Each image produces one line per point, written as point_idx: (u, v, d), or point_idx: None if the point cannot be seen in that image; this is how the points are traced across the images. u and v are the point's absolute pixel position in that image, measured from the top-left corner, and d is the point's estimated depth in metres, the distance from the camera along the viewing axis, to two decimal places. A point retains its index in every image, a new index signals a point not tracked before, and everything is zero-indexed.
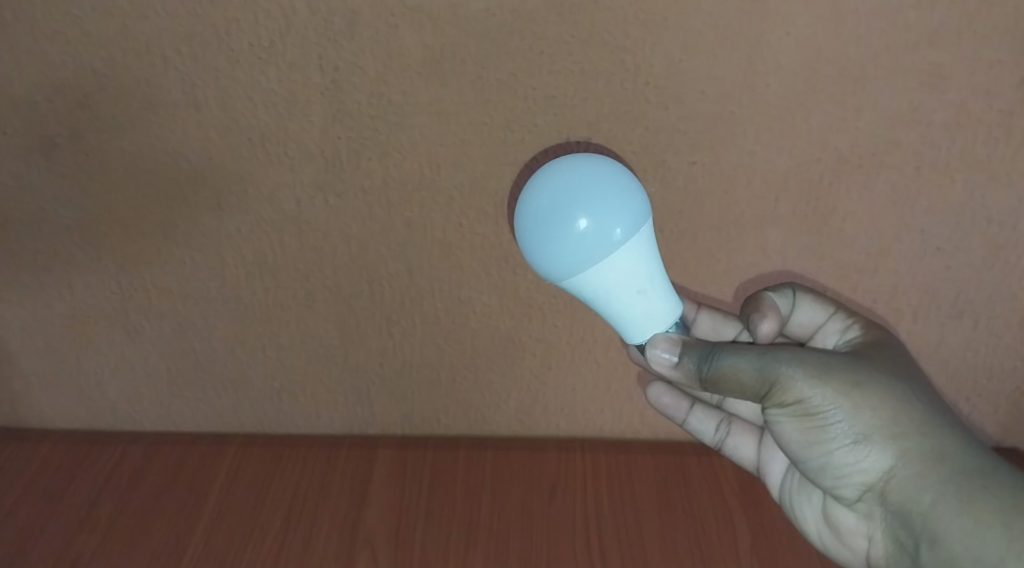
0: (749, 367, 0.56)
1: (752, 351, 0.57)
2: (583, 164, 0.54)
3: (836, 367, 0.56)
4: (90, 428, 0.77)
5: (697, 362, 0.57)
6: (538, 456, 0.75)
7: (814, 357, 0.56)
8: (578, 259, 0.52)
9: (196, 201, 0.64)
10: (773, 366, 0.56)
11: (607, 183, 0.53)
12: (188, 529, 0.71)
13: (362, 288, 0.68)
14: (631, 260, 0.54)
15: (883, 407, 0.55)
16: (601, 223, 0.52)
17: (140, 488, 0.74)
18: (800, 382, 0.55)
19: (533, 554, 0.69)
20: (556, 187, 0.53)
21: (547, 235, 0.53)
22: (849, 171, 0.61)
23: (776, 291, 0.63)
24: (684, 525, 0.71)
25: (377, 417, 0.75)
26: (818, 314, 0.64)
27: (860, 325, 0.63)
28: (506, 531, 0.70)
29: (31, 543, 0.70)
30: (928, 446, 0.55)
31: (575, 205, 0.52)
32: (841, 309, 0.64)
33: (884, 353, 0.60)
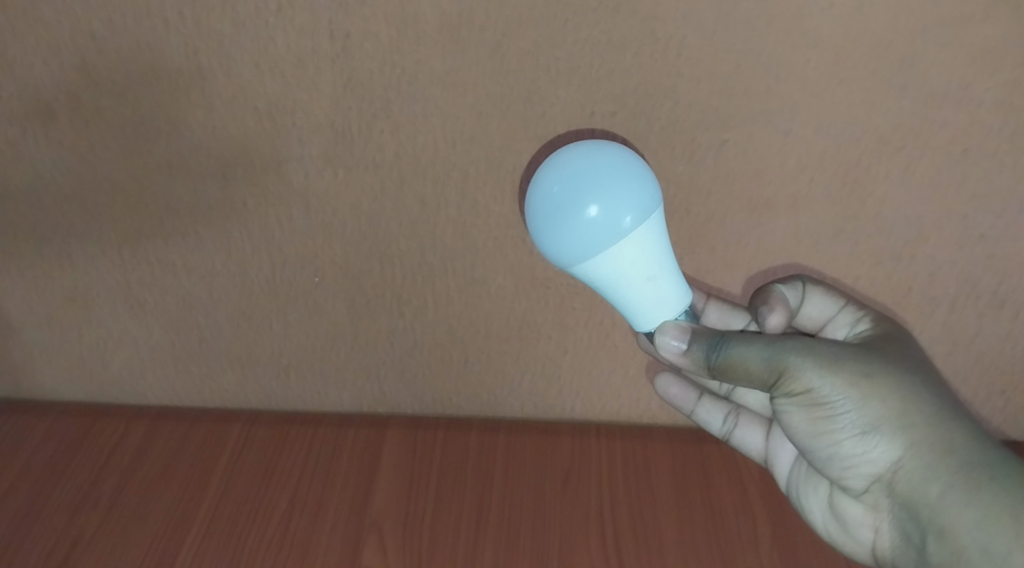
0: (759, 356, 0.53)
1: (761, 340, 0.54)
2: (591, 147, 0.51)
3: (844, 357, 0.54)
4: (93, 402, 0.75)
5: (706, 351, 0.54)
6: (553, 440, 0.72)
7: (823, 346, 0.54)
8: (585, 246, 0.50)
9: (200, 172, 0.61)
10: (782, 355, 0.53)
11: (616, 168, 0.50)
12: (193, 509, 0.68)
13: (373, 265, 0.65)
14: (641, 249, 0.51)
15: (893, 397, 0.53)
16: (611, 210, 0.49)
17: (143, 464, 0.72)
18: (809, 371, 0.53)
19: (547, 542, 0.66)
20: (563, 169, 0.50)
21: (554, 222, 0.50)
22: (890, 152, 0.58)
23: (789, 285, 0.60)
24: (702, 515, 0.68)
25: (387, 395, 0.73)
26: (827, 308, 0.61)
27: (869, 320, 0.60)
28: (519, 518, 0.67)
29: (32, 520, 0.68)
30: (937, 436, 0.52)
31: (583, 191, 0.49)
32: (848, 303, 0.61)
33: (894, 343, 0.57)
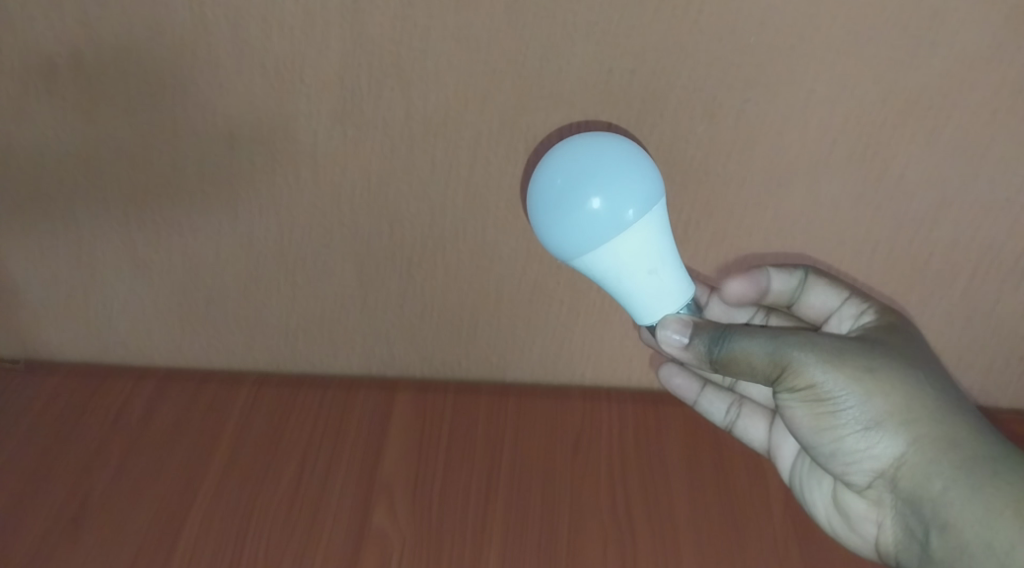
0: (762, 351, 0.52)
1: (763, 333, 0.52)
2: (594, 140, 0.51)
3: (847, 351, 0.52)
4: (99, 364, 0.75)
5: (708, 344, 0.53)
6: (562, 404, 0.71)
7: (825, 340, 0.52)
8: (589, 239, 0.49)
9: (205, 130, 0.59)
10: (786, 349, 0.51)
11: (619, 161, 0.50)
12: (200, 469, 0.67)
13: (382, 227, 0.64)
14: (645, 241, 0.50)
15: (896, 392, 0.51)
16: (614, 202, 0.49)
17: (151, 425, 0.71)
18: (813, 365, 0.51)
19: (558, 502, 0.64)
20: (567, 161, 0.50)
21: (557, 214, 0.50)
22: (917, 114, 0.56)
23: (783, 271, 0.60)
24: (716, 480, 0.66)
25: (396, 358, 0.73)
26: (830, 299, 0.60)
27: (874, 312, 0.59)
28: (530, 481, 0.65)
29: (41, 479, 0.67)
30: (940, 431, 0.51)
31: (586, 183, 0.49)
32: (853, 294, 0.60)
33: (897, 337, 0.55)
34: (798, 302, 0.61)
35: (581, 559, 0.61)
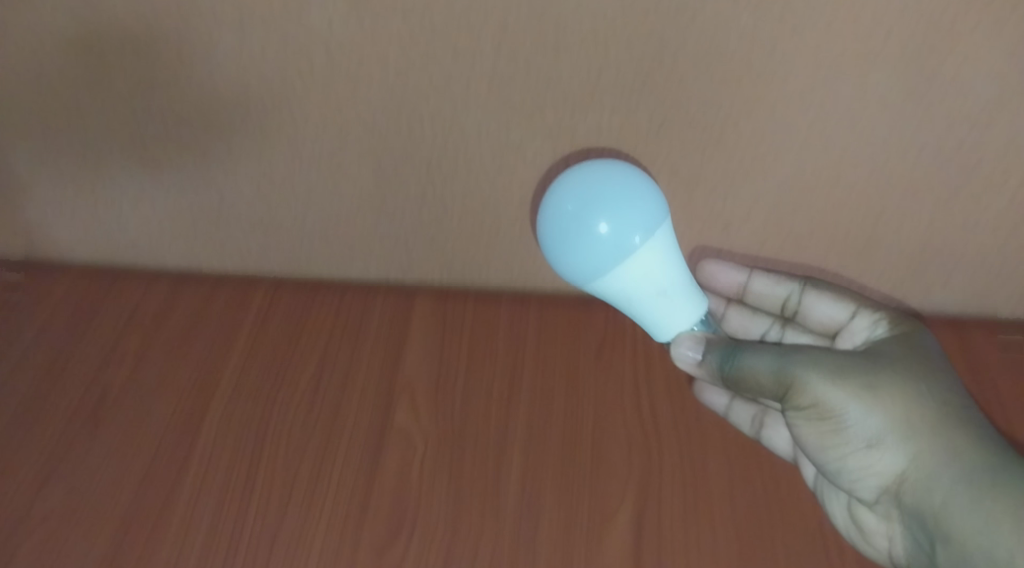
0: (769, 371, 0.54)
1: (770, 351, 0.55)
2: (601, 167, 0.52)
3: (851, 368, 0.54)
4: (112, 266, 0.73)
5: (720, 361, 0.55)
6: (585, 312, 0.70)
7: (830, 359, 0.54)
8: (600, 263, 0.51)
9: (214, 15, 0.56)
10: (791, 367, 0.53)
11: (625, 186, 0.51)
12: (218, 370, 0.66)
13: (400, 125, 0.61)
14: (652, 262, 0.52)
15: (899, 409, 0.53)
16: (620, 228, 0.51)
17: (167, 325, 0.69)
18: (816, 383, 0.53)
19: (581, 406, 0.63)
20: (575, 186, 0.52)
21: (568, 239, 0.51)
22: (979, 6, 0.51)
23: (779, 277, 0.65)
24: None
25: (415, 265, 0.70)
26: (835, 308, 0.63)
27: (884, 324, 0.61)
28: (552, 385, 0.64)
29: (58, 376, 0.66)
30: (942, 444, 0.52)
31: (593, 208, 0.51)
32: (861, 304, 0.63)
33: (907, 351, 0.57)
34: (801, 305, 0.65)
35: (605, 462, 0.60)
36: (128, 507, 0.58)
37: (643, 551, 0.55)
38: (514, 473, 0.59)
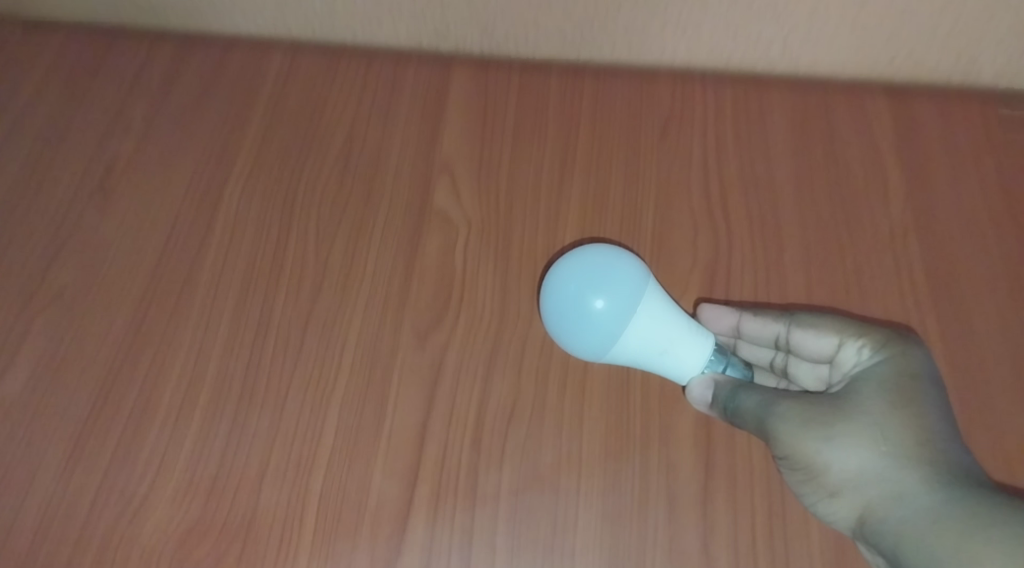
0: (749, 411, 0.42)
1: (759, 391, 0.42)
2: (607, 251, 0.44)
3: (818, 406, 0.40)
4: (105, 24, 0.62)
5: (722, 400, 0.43)
6: (648, 86, 0.58)
7: (798, 399, 0.41)
8: (591, 341, 0.43)
9: None
10: (768, 408, 0.41)
11: (628, 293, 0.43)
12: (237, 139, 0.57)
13: None
14: (658, 335, 0.43)
15: (875, 457, 0.39)
16: (619, 305, 0.42)
17: (177, 87, 0.60)
18: (788, 425, 0.40)
19: (644, 193, 0.54)
20: (575, 264, 0.43)
21: (558, 307, 0.43)
22: None
23: (761, 314, 0.47)
24: (827, 177, 0.55)
25: (451, 29, 0.58)
26: (822, 345, 0.45)
27: (868, 350, 0.43)
28: (609, 168, 0.55)
29: (59, 141, 0.58)
30: (912, 500, 0.38)
31: (591, 284, 0.42)
32: (846, 332, 0.44)
33: (901, 377, 0.41)
34: (791, 346, 0.46)
35: (670, 246, 0.52)
36: (147, 282, 0.51)
37: None
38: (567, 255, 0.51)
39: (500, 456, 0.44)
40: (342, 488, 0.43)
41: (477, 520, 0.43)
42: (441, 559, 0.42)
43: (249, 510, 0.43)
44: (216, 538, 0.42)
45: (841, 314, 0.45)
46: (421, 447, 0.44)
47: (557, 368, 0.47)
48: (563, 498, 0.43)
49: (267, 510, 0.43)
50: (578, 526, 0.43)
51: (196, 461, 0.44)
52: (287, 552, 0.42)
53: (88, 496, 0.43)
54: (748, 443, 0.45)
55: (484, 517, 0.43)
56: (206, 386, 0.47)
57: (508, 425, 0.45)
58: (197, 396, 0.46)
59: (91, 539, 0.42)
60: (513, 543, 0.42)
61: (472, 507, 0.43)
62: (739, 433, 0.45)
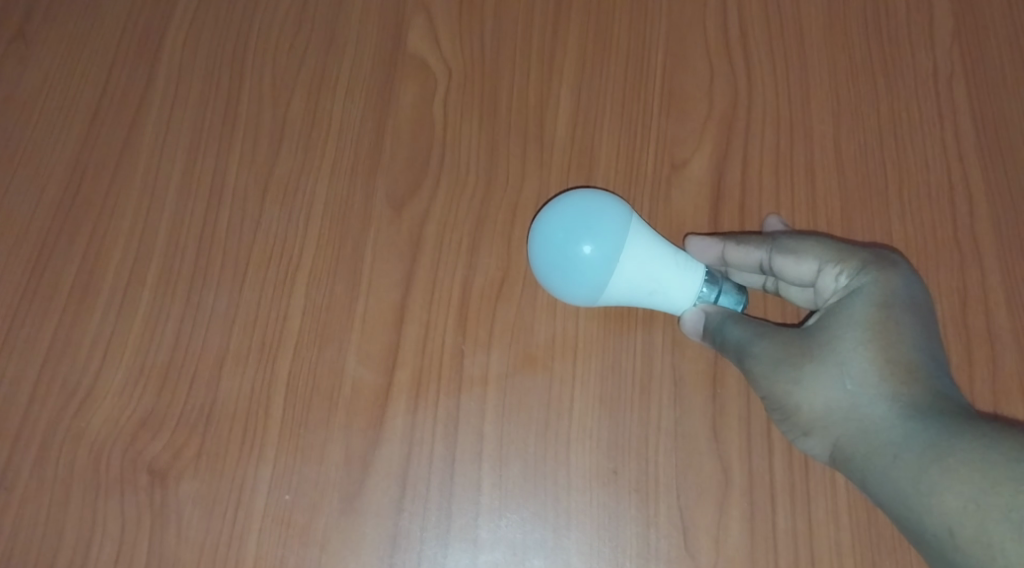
0: (731, 346, 0.36)
1: (740, 324, 0.36)
2: (601, 196, 0.37)
3: (791, 344, 0.34)
4: None
5: (706, 335, 0.37)
6: None
7: (772, 336, 0.35)
8: (579, 291, 0.37)
9: None
10: (745, 346, 0.35)
11: (624, 241, 0.36)
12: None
13: None
14: (657, 287, 0.37)
15: (850, 402, 0.32)
16: (610, 254, 0.36)
17: None
18: (762, 367, 0.34)
19: (651, 37, 0.46)
20: (564, 209, 0.37)
21: (541, 255, 0.37)
22: None
23: (742, 240, 0.38)
24: (864, 14, 0.47)
25: None
26: (803, 272, 0.36)
27: (847, 275, 0.35)
28: (610, 7, 0.47)
29: None
30: (885, 445, 0.31)
31: (580, 230, 0.36)
32: (827, 256, 0.36)
33: (879, 302, 0.33)
34: (775, 275, 0.38)
35: (681, 99, 0.44)
36: (80, 145, 0.44)
37: (725, 203, 0.42)
38: (563, 108, 0.44)
39: (488, 335, 0.39)
40: (312, 374, 0.39)
41: (463, 406, 0.38)
42: (423, 449, 0.37)
43: (208, 401, 0.38)
44: (172, 432, 0.38)
45: (829, 236, 0.37)
46: (400, 328, 0.39)
47: None
48: (559, 381, 0.39)
49: (228, 400, 0.38)
50: (575, 409, 0.38)
51: (146, 348, 0.39)
52: (251, 446, 0.37)
53: (27, 388, 0.39)
54: None
55: (470, 402, 0.38)
56: (154, 265, 0.41)
57: (496, 302, 0.40)
58: (144, 277, 0.41)
59: (32, 435, 0.38)
60: (502, 431, 0.38)
61: (457, 393, 0.38)
62: (755, 308, 0.40)
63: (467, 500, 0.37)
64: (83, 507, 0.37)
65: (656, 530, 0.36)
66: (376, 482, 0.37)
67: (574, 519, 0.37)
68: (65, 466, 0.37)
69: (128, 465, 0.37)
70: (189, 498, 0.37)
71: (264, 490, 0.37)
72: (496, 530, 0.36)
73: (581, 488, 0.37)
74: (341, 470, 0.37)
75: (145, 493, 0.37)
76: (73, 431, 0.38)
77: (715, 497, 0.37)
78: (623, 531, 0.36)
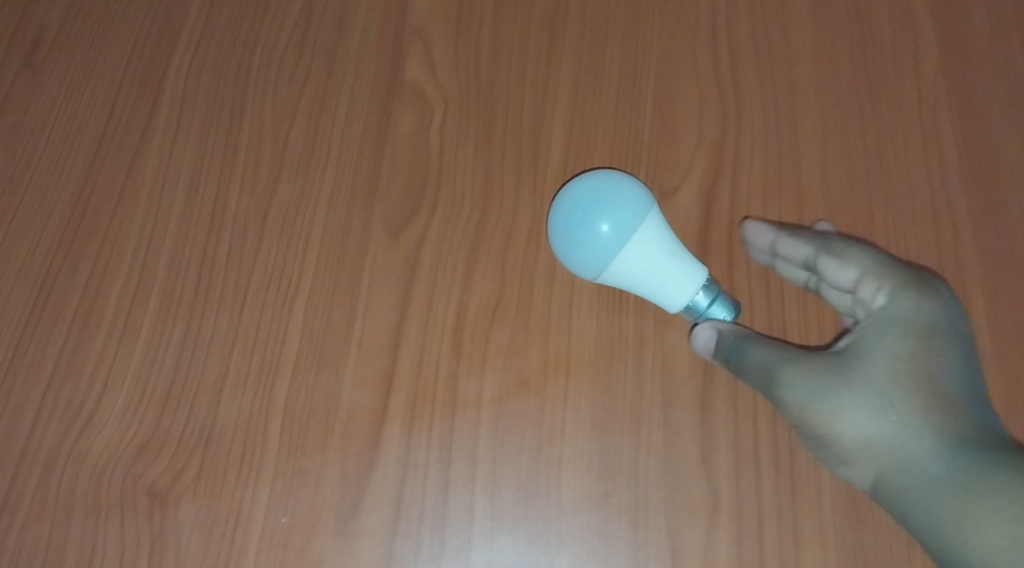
0: (756, 371, 0.36)
1: (769, 346, 0.37)
2: (611, 176, 0.39)
3: (824, 370, 0.35)
4: None
5: (727, 354, 0.38)
6: None
7: (802, 361, 0.35)
8: (600, 269, 0.38)
9: None
10: (773, 372, 0.36)
11: (637, 225, 0.37)
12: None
13: None
14: (659, 276, 0.38)
15: (891, 434, 0.33)
16: (627, 228, 0.37)
17: None
18: (794, 392, 0.35)
19: (643, 66, 0.47)
20: (582, 189, 0.38)
21: (560, 223, 0.38)
22: None
23: (794, 234, 0.40)
24: (852, 42, 0.48)
25: None
26: (842, 278, 0.37)
27: (885, 293, 0.36)
28: (604, 36, 0.48)
29: None
30: (927, 477, 0.32)
31: (597, 208, 0.38)
32: (868, 269, 0.37)
33: (917, 330, 0.34)
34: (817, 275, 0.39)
35: (672, 126, 0.45)
36: (85, 172, 0.45)
37: (714, 226, 0.43)
38: (557, 135, 0.45)
39: (482, 359, 0.40)
40: (308, 398, 0.40)
41: (457, 429, 0.39)
42: (417, 471, 0.38)
43: (207, 424, 0.39)
44: (172, 455, 0.39)
45: (877, 247, 0.38)
46: (396, 351, 0.40)
47: (546, 263, 0.42)
48: (551, 404, 0.39)
49: (226, 423, 0.39)
50: (567, 431, 0.39)
51: (147, 372, 0.40)
52: (249, 470, 0.38)
53: (30, 411, 0.40)
54: None
55: (464, 425, 0.39)
56: (156, 290, 0.42)
57: (490, 327, 0.41)
58: (146, 302, 0.42)
59: (36, 457, 0.39)
60: (495, 453, 0.38)
61: (451, 416, 0.39)
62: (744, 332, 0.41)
63: (460, 522, 0.37)
64: (84, 529, 0.37)
65: (646, 552, 0.37)
66: (371, 504, 0.38)
67: (566, 540, 0.37)
68: (67, 487, 0.38)
69: (129, 487, 0.38)
70: (187, 521, 0.37)
71: (262, 512, 0.38)
72: (489, 552, 0.37)
73: (572, 511, 0.38)
74: (337, 492, 0.38)
75: (145, 515, 0.38)
76: (76, 453, 0.39)
77: (704, 519, 0.37)
78: (614, 553, 0.37)
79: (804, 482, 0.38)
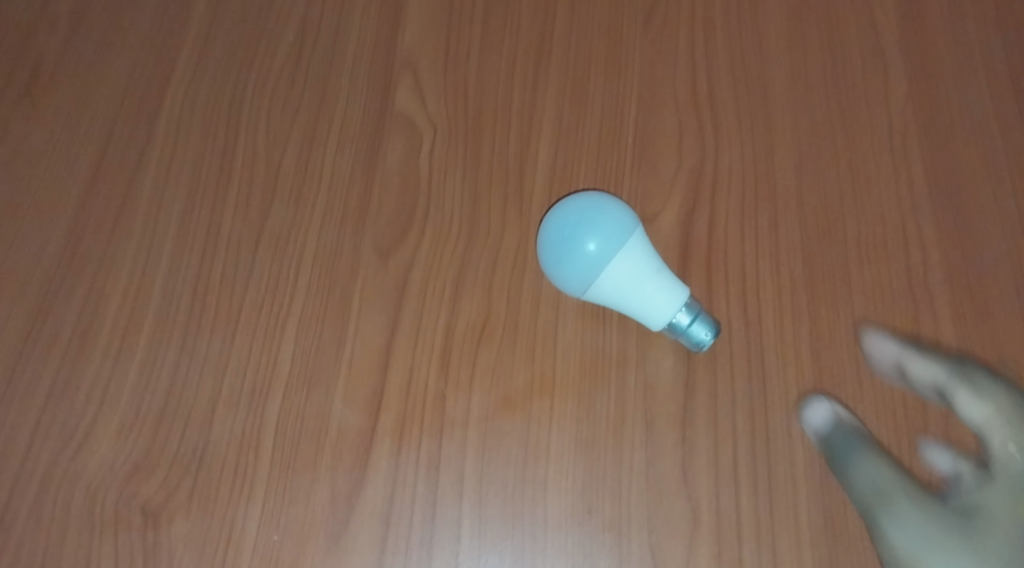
0: (868, 500, 0.38)
1: (887, 477, 0.38)
2: (597, 197, 0.40)
3: (944, 524, 0.37)
4: None
5: (840, 470, 0.39)
6: None
7: (922, 507, 0.37)
8: (586, 285, 0.39)
9: None
10: (889, 510, 0.37)
11: (622, 244, 0.39)
12: (181, 30, 0.51)
13: None
14: (640, 294, 0.39)
15: None
16: (613, 246, 0.39)
17: None
18: (907, 536, 0.37)
19: (624, 95, 0.49)
20: (570, 208, 0.40)
21: (548, 238, 0.40)
22: None
23: (924, 355, 0.42)
24: (825, 73, 0.50)
25: None
26: (974, 414, 0.40)
27: (1017, 451, 0.38)
28: (587, 67, 0.50)
29: None
30: None
31: (585, 227, 0.39)
32: (1005, 422, 0.39)
33: None
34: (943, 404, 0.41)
35: (652, 154, 0.47)
36: (82, 197, 0.46)
37: (693, 250, 0.44)
38: (541, 162, 0.47)
39: (468, 380, 0.41)
40: (299, 418, 0.40)
41: (444, 448, 0.40)
42: (406, 490, 0.39)
43: (199, 443, 0.40)
44: (165, 474, 0.39)
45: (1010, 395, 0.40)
46: (385, 372, 0.41)
47: (532, 286, 0.43)
48: (537, 423, 0.40)
49: (219, 443, 0.40)
50: (552, 450, 0.40)
51: (142, 393, 0.41)
52: (241, 488, 0.39)
53: (26, 431, 0.40)
54: (731, 364, 0.42)
55: (452, 444, 0.40)
56: (151, 312, 0.43)
57: (476, 348, 0.42)
58: (141, 324, 0.43)
59: (31, 477, 0.39)
60: (481, 471, 0.39)
61: (439, 436, 0.40)
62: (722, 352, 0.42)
63: (447, 540, 0.38)
64: (77, 547, 0.38)
65: None
66: (360, 523, 0.38)
67: (550, 556, 0.38)
68: (62, 507, 0.39)
69: (123, 506, 0.39)
70: (180, 539, 0.38)
71: (254, 529, 0.38)
72: None
73: (557, 527, 0.39)
74: (326, 510, 0.39)
75: (138, 534, 0.38)
76: (70, 473, 0.39)
77: (684, 534, 0.38)
78: None
79: (781, 497, 0.39)
